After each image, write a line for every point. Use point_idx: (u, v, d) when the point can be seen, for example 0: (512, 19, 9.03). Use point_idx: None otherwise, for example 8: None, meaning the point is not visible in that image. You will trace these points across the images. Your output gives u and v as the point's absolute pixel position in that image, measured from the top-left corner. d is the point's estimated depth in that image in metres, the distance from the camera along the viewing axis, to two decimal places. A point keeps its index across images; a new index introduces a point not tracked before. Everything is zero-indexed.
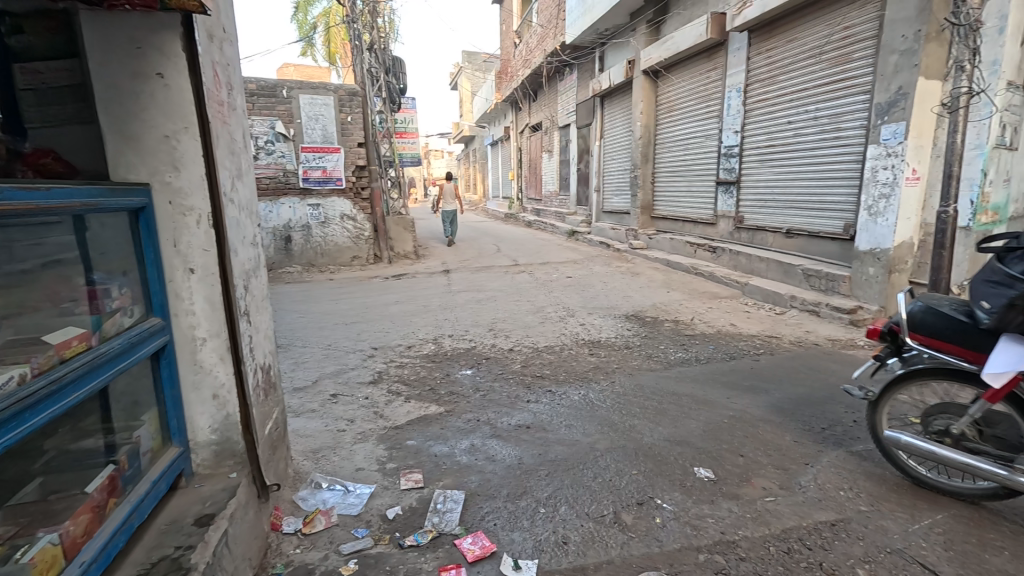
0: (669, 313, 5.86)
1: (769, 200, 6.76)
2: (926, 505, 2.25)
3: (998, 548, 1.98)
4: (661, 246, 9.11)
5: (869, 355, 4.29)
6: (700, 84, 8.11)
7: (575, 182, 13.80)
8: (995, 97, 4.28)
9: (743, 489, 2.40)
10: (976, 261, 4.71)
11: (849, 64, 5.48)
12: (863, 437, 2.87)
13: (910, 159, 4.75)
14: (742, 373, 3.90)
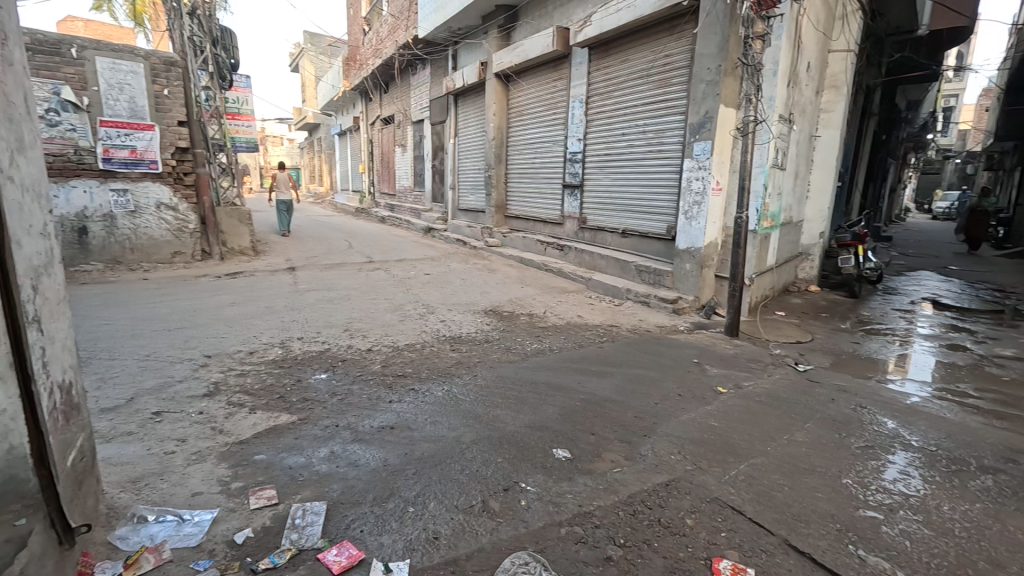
0: (524, 307, 6.17)
1: (608, 203, 7.49)
2: (733, 458, 2.72)
3: (782, 485, 2.48)
4: (515, 244, 9.54)
5: (688, 338, 5.03)
6: (547, 92, 8.65)
7: (430, 179, 13.73)
8: (772, 126, 5.32)
9: (595, 464, 2.65)
10: (760, 258, 5.82)
11: (669, 87, 6.33)
12: (687, 407, 3.37)
13: (715, 172, 5.67)
14: (590, 360, 4.28)
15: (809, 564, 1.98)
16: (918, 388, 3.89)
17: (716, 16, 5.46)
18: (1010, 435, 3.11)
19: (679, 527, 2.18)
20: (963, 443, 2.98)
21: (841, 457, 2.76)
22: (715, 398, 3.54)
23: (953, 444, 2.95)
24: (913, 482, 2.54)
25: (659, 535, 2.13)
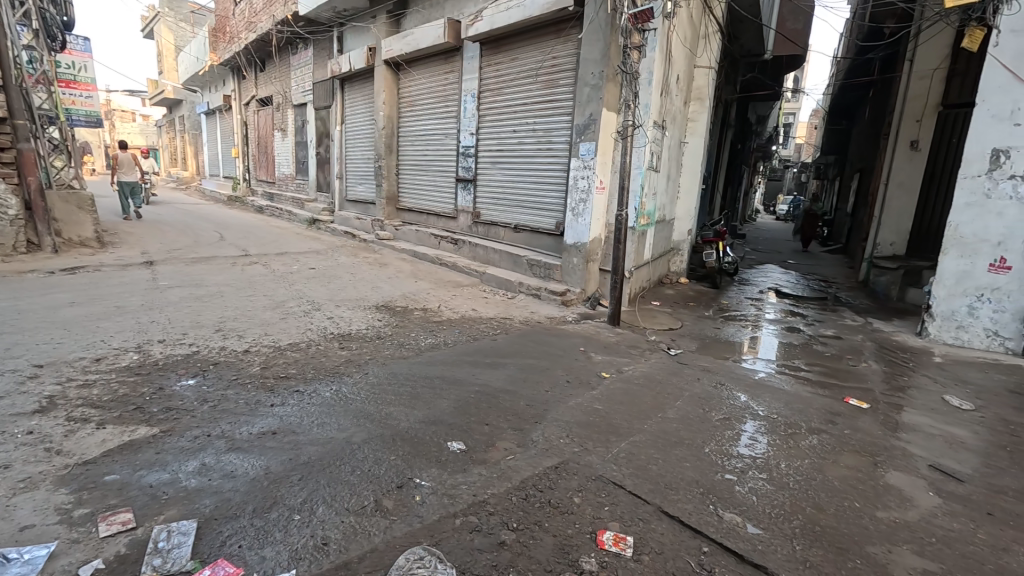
0: (417, 302, 6.08)
1: (500, 198, 7.62)
2: (614, 437, 2.95)
3: (656, 458, 2.74)
4: (407, 238, 9.34)
5: (575, 328, 5.31)
6: (439, 84, 8.55)
7: (314, 167, 12.90)
8: (647, 131, 5.79)
9: (489, 453, 2.71)
10: (638, 253, 6.32)
11: (556, 88, 6.58)
12: (574, 393, 3.57)
13: (598, 172, 6.03)
14: (484, 352, 4.36)
15: (679, 526, 2.22)
16: (764, 365, 4.51)
17: (599, 23, 5.78)
18: (830, 401, 3.73)
19: (567, 506, 2.31)
20: (796, 409, 3.52)
21: (703, 429, 3.11)
22: (599, 383, 3.79)
23: (789, 411, 3.48)
24: (758, 445, 2.95)
25: (549, 515, 2.24)
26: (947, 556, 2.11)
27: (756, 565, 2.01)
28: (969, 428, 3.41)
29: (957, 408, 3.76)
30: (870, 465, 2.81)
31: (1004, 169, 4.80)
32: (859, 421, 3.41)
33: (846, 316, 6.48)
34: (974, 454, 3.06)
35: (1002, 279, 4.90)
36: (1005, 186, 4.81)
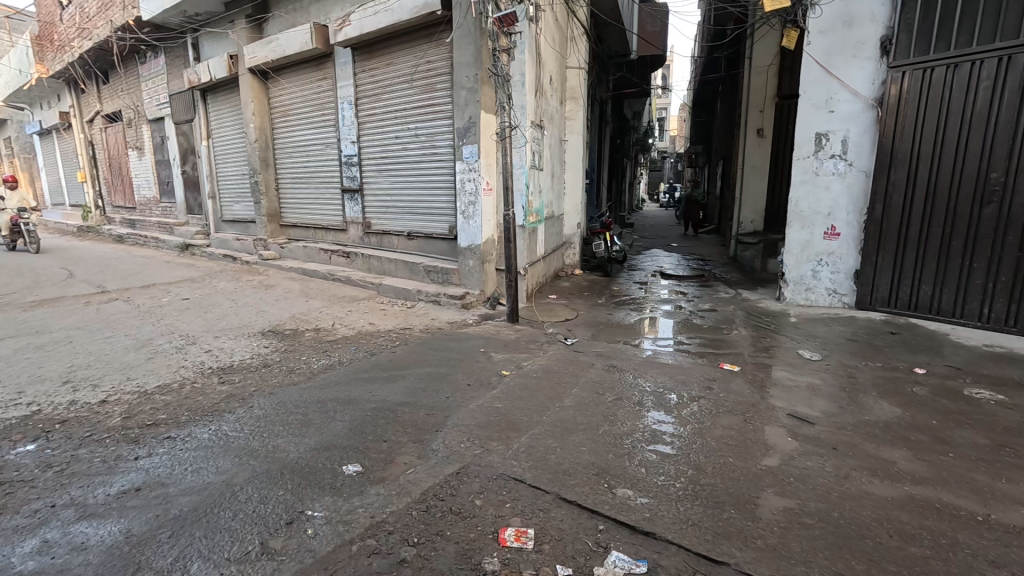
0: (309, 322, 5.74)
1: (390, 206, 7.43)
2: (515, 432, 3.01)
3: (554, 447, 2.83)
4: (295, 255, 8.79)
5: (475, 330, 5.33)
6: (312, 92, 8.13)
7: (181, 187, 11.71)
8: (526, 132, 5.96)
9: (388, 471, 2.62)
10: (531, 249, 6.49)
11: (434, 92, 6.55)
12: (475, 394, 3.59)
13: (484, 174, 6.10)
14: (382, 365, 4.23)
15: (577, 510, 2.30)
16: (653, 344, 4.83)
17: (468, 28, 5.85)
18: (707, 368, 4.10)
19: (469, 510, 2.31)
20: (679, 381, 3.82)
21: (598, 412, 3.27)
22: (500, 381, 3.83)
23: (673, 383, 3.77)
24: (650, 420, 3.15)
25: (451, 523, 2.22)
26: (803, 492, 2.39)
27: (647, 532, 2.14)
28: (819, 377, 3.92)
29: (810, 360, 4.30)
30: (741, 422, 3.13)
31: (826, 150, 5.58)
32: (732, 383, 3.78)
33: (720, 290, 7.16)
34: (822, 398, 3.53)
35: (835, 244, 5.68)
36: (828, 164, 5.59)
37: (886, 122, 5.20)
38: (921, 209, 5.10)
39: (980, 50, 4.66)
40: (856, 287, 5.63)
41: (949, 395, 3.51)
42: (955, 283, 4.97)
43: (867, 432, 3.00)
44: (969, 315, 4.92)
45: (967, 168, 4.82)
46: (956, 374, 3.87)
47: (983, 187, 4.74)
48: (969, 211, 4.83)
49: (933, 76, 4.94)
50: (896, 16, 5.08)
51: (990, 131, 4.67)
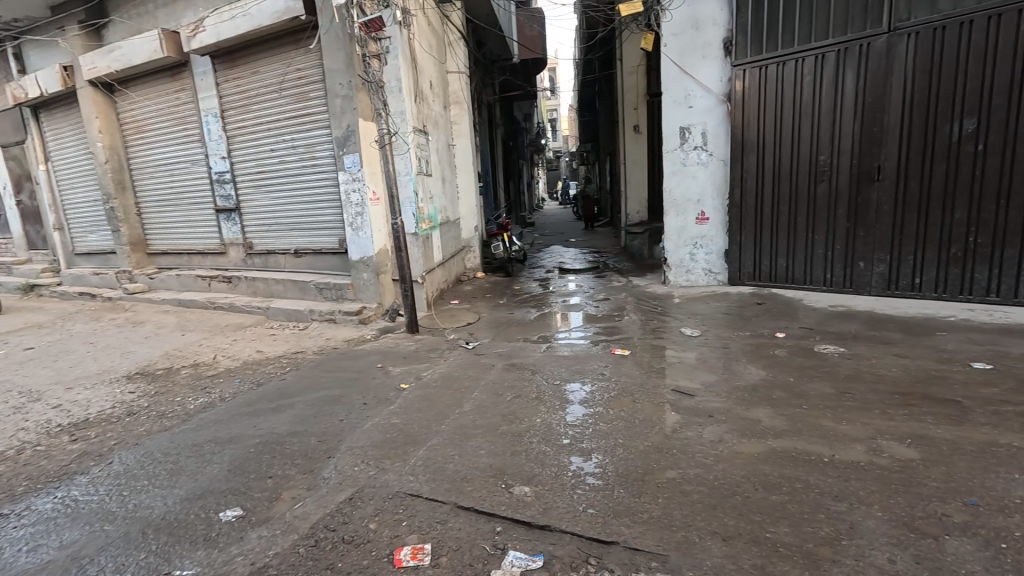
0: (186, 358, 5.18)
1: (272, 224, 6.95)
2: (412, 447, 2.92)
3: (452, 455, 2.79)
4: (168, 285, 7.93)
5: (373, 345, 5.13)
6: (169, 105, 7.38)
7: (18, 219, 10.10)
8: (408, 138, 5.87)
9: (272, 509, 2.43)
10: (427, 257, 6.39)
11: (307, 101, 6.23)
12: (371, 413, 3.44)
13: (370, 183, 5.90)
14: (269, 396, 3.93)
15: (475, 515, 2.28)
16: (569, 336, 4.95)
17: (337, 33, 5.65)
18: (601, 356, 4.28)
19: (362, 536, 2.20)
20: (576, 371, 3.95)
21: (497, 412, 3.28)
22: (398, 396, 3.72)
23: (569, 374, 3.88)
24: (568, 414, 3.19)
25: (343, 553, 2.10)
26: (684, 461, 2.57)
27: (542, 526, 2.17)
28: (700, 351, 4.26)
29: (690, 336, 4.66)
30: (631, 403, 3.30)
31: (690, 142, 6.08)
32: (624, 367, 3.97)
33: (613, 279, 7.55)
34: (701, 370, 3.83)
35: (705, 228, 6.21)
36: (693, 155, 6.10)
37: (735, 115, 5.78)
38: (771, 190, 5.72)
39: (801, 49, 5.33)
40: (727, 265, 6.20)
41: (803, 353, 3.97)
42: (803, 254, 5.64)
43: (738, 397, 3.29)
44: (816, 282, 5.60)
45: (801, 153, 5.49)
46: (808, 334, 4.40)
47: (816, 168, 5.42)
48: (807, 189, 5.50)
49: (768, 72, 5.57)
50: (733, 20, 5.68)
51: (816, 119, 5.36)
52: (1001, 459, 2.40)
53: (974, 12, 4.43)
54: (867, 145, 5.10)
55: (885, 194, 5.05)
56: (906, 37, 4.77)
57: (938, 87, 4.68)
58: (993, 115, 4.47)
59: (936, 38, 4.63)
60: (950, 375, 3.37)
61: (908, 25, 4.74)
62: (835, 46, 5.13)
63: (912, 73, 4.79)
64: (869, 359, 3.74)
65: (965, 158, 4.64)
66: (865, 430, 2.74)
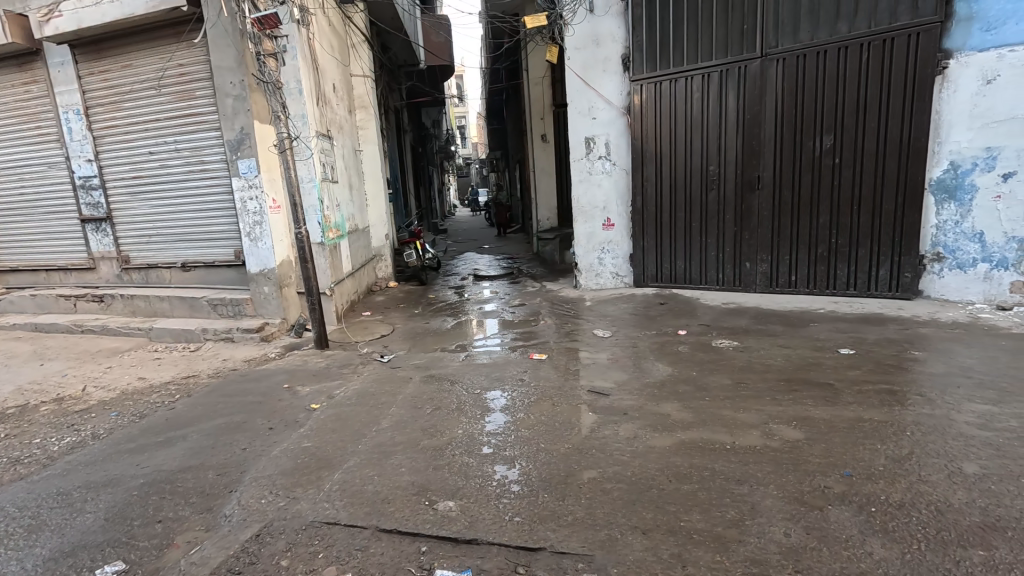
0: (46, 393, 4.46)
1: (153, 235, 6.22)
2: (326, 471, 2.74)
3: (371, 476, 2.66)
4: (21, 308, 6.80)
5: (278, 364, 4.76)
6: (15, 98, 6.36)
7: None
8: (310, 144, 5.58)
9: (163, 558, 2.15)
10: (335, 267, 6.08)
11: (191, 100, 5.68)
12: (278, 438, 3.19)
13: (268, 190, 5.51)
14: (155, 428, 3.50)
15: (398, 537, 2.18)
16: (486, 343, 4.94)
17: (225, 28, 5.22)
18: (519, 361, 4.33)
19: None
20: (495, 378, 3.95)
21: (417, 427, 3.18)
22: (309, 417, 3.48)
23: (489, 382, 3.87)
24: (490, 424, 3.16)
25: None
26: (603, 460, 2.66)
27: (469, 540, 2.13)
28: (612, 351, 4.45)
29: (602, 338, 4.86)
30: (551, 407, 3.35)
31: (595, 152, 6.38)
32: (542, 372, 4.04)
33: (528, 285, 7.67)
34: (614, 369, 4.00)
35: (612, 233, 6.54)
36: (598, 164, 6.41)
37: (634, 126, 6.16)
38: (668, 197, 6.15)
39: (690, 68, 5.80)
40: (632, 268, 6.55)
41: (703, 348, 4.29)
42: (698, 256, 6.12)
43: (649, 393, 3.48)
44: (710, 282, 6.09)
45: (693, 163, 5.96)
46: (706, 330, 4.78)
47: (706, 177, 5.91)
48: (700, 196, 5.98)
49: (662, 88, 5.99)
50: (629, 38, 6.06)
51: (705, 133, 5.85)
52: (867, 432, 2.76)
53: (827, 43, 5.10)
54: (747, 157, 5.65)
55: (764, 201, 5.63)
56: (775, 62, 5.37)
57: (802, 107, 5.32)
58: (846, 133, 5.16)
59: (799, 64, 5.26)
60: (823, 360, 3.82)
61: (777, 52, 5.34)
62: (718, 67, 5.65)
63: (781, 94, 5.40)
64: (758, 350, 4.13)
65: (826, 170, 5.30)
66: (758, 416, 3.01)
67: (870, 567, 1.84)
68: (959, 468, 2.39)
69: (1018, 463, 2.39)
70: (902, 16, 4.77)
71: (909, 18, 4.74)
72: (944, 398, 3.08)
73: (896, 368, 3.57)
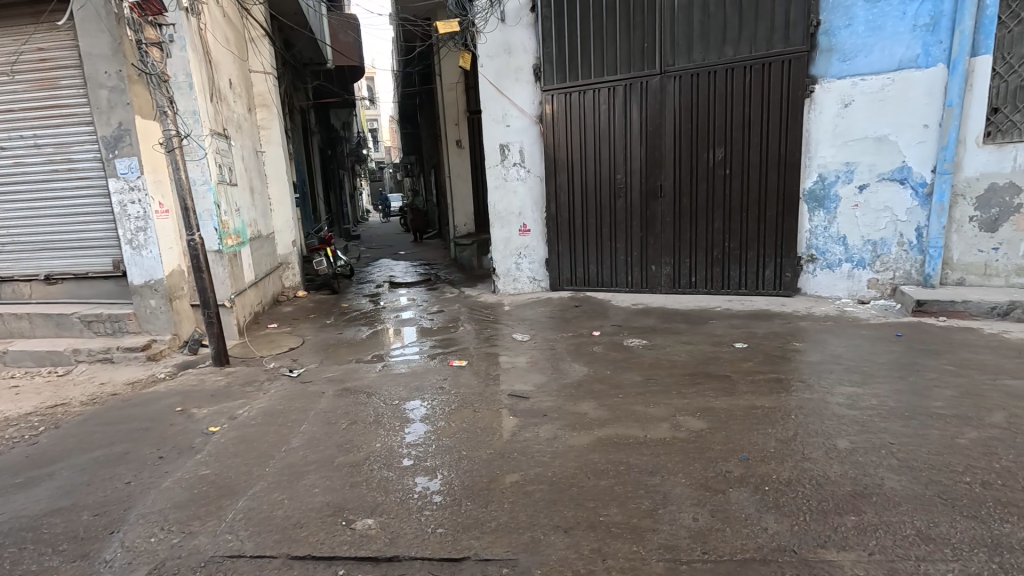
0: None
1: (7, 243, 5.38)
2: (229, 500, 2.51)
3: (280, 500, 2.47)
4: None
5: (169, 385, 4.30)
6: None
7: None
8: (204, 143, 5.13)
9: None
10: (235, 276, 5.62)
11: (55, 90, 5.00)
12: (171, 468, 2.87)
13: (153, 192, 4.98)
14: (12, 468, 3.01)
15: (313, 563, 2.05)
16: (404, 352, 4.82)
17: (97, 12, 4.66)
18: (439, 369, 4.26)
19: None
20: (414, 388, 3.85)
21: (331, 444, 3.02)
22: (208, 441, 3.17)
23: (408, 392, 3.77)
24: (410, 435, 3.07)
25: None
26: (524, 463, 2.68)
27: (390, 558, 2.05)
28: (531, 354, 4.52)
29: (521, 341, 4.93)
30: (472, 414, 3.33)
31: (509, 158, 6.52)
32: (463, 378, 4.00)
33: (446, 291, 7.60)
34: (533, 372, 4.07)
35: (528, 239, 6.68)
36: (513, 171, 6.53)
37: (547, 135, 6.35)
38: (580, 204, 6.39)
39: (597, 81, 6.08)
40: (548, 273, 6.72)
41: (616, 348, 4.49)
42: (608, 260, 6.41)
43: (567, 394, 3.57)
44: (620, 284, 6.40)
45: (602, 172, 6.25)
46: (618, 330, 5.01)
47: (614, 185, 6.22)
48: (609, 203, 6.27)
49: (572, 99, 6.22)
50: (540, 49, 6.25)
51: (612, 143, 6.16)
52: (759, 418, 3.03)
53: (717, 65, 5.59)
54: (650, 167, 6.03)
55: (666, 208, 6.03)
56: (673, 79, 5.79)
57: (697, 121, 5.77)
58: (734, 147, 5.68)
59: (693, 82, 5.72)
60: (721, 354, 4.16)
61: (674, 70, 5.76)
62: (622, 81, 5.98)
63: (679, 109, 5.82)
64: (664, 348, 4.41)
65: (718, 179, 5.78)
66: (666, 410, 3.21)
67: (766, 541, 2.02)
68: (834, 444, 2.70)
69: (878, 436, 2.75)
70: (777, 43, 5.34)
71: (783, 46, 5.32)
72: (820, 383, 3.48)
73: (780, 359, 3.98)
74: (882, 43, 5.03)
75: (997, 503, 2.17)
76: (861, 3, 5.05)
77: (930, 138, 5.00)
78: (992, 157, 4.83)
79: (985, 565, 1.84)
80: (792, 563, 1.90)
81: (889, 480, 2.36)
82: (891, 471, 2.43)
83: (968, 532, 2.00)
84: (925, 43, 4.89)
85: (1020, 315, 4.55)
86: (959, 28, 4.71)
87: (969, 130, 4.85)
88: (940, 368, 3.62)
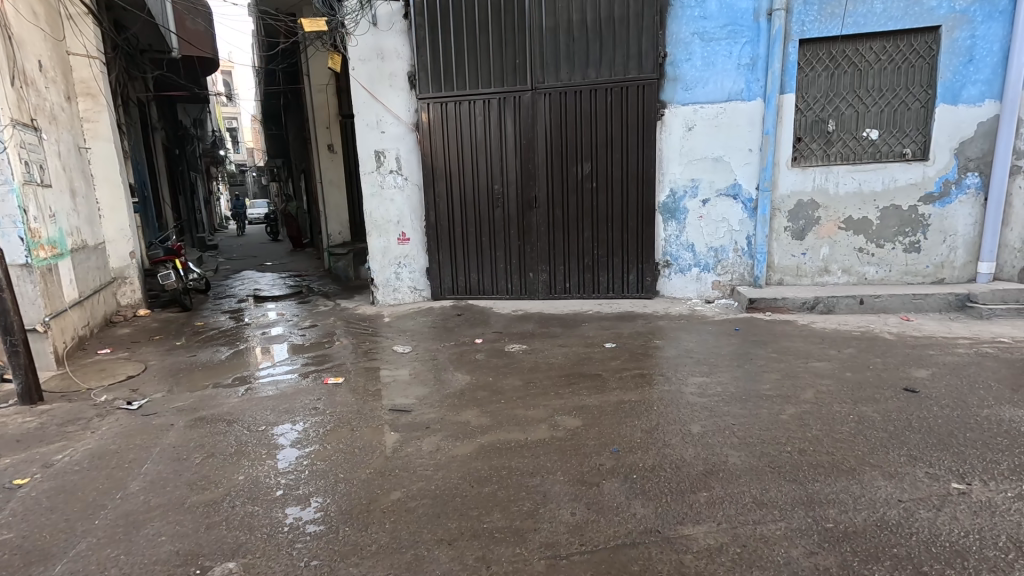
0: None
1: None
2: (43, 566, 2.08)
3: (115, 557, 2.11)
4: None
5: None
6: None
7: None
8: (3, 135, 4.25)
9: None
10: (52, 295, 4.72)
11: None
12: None
13: None
14: None
15: None
16: (271, 373, 4.42)
17: None
18: (312, 388, 3.98)
19: None
20: (283, 411, 3.55)
21: (181, 483, 2.65)
22: (13, 498, 2.60)
23: (276, 416, 3.45)
24: (280, 462, 2.82)
25: None
26: (406, 478, 2.61)
27: None
28: (413, 365, 4.42)
29: (402, 353, 4.79)
30: (349, 433, 3.15)
31: (385, 166, 6.38)
32: (339, 396, 3.77)
33: (319, 304, 7.14)
34: (415, 384, 3.97)
35: (407, 248, 6.56)
36: (389, 178, 6.39)
37: (423, 143, 6.31)
38: (460, 212, 6.42)
39: (472, 92, 6.18)
40: (429, 282, 6.64)
41: (497, 354, 4.58)
42: (489, 268, 6.52)
43: (449, 404, 3.54)
44: (500, 291, 6.55)
45: (481, 182, 6.35)
46: (499, 337, 5.11)
47: (492, 195, 6.36)
48: (488, 212, 6.39)
49: (448, 108, 6.25)
50: (414, 56, 6.20)
51: (488, 154, 6.29)
52: (626, 412, 3.29)
53: (582, 85, 6.01)
54: (525, 178, 6.27)
55: (540, 218, 6.32)
56: (543, 96, 6.09)
57: (567, 136, 6.14)
58: (600, 162, 6.14)
59: (562, 100, 6.07)
60: (593, 355, 4.44)
61: (544, 87, 6.07)
62: (496, 94, 6.15)
63: (550, 124, 6.15)
64: (543, 352, 4.59)
65: (586, 191, 6.20)
66: (545, 412, 3.33)
67: (635, 525, 2.19)
68: (689, 429, 3.02)
69: (723, 419, 3.14)
70: (633, 69, 5.91)
71: (637, 73, 5.90)
72: (677, 375, 3.89)
73: (644, 356, 4.37)
74: (715, 77, 5.81)
75: (809, 466, 2.59)
76: (698, 41, 5.79)
77: (754, 161, 5.88)
78: (798, 178, 5.82)
79: (803, 520, 2.19)
80: (657, 542, 2.09)
81: (731, 457, 2.71)
82: (733, 449, 2.79)
83: (791, 494, 2.37)
84: (746, 80, 5.76)
85: (823, 308, 5.53)
86: (770, 69, 5.61)
87: (782, 154, 5.79)
88: (767, 356, 4.26)
